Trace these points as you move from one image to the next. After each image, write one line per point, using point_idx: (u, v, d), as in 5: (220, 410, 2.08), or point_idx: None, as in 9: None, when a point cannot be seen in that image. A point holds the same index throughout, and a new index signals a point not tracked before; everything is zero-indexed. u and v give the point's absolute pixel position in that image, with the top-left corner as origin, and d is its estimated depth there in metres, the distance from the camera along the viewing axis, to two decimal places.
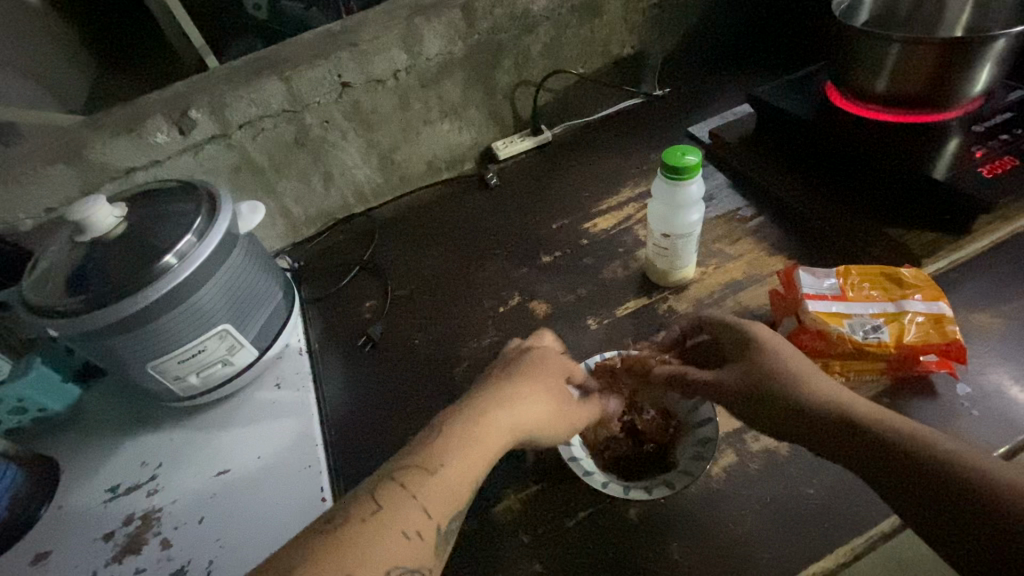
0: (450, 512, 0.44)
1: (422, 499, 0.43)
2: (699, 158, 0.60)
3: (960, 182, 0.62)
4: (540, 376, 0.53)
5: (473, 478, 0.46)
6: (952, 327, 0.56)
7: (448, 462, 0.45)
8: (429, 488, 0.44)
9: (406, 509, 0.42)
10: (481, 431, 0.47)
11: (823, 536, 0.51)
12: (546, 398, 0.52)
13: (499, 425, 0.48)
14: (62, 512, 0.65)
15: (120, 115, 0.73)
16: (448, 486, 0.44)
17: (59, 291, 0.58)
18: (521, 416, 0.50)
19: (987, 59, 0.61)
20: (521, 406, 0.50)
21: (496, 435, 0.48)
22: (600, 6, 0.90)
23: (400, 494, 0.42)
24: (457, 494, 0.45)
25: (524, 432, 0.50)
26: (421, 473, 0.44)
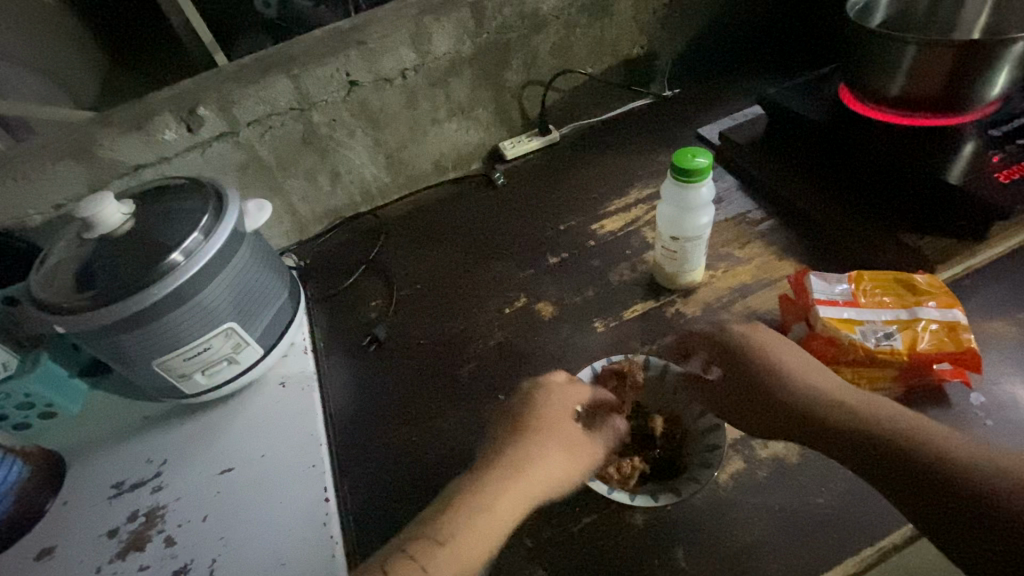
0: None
1: (434, 572, 0.43)
2: (710, 160, 0.60)
3: (978, 189, 0.61)
4: (548, 436, 0.53)
5: (484, 550, 0.46)
6: (967, 335, 0.55)
7: (457, 533, 0.46)
8: (442, 559, 0.44)
9: None
10: (492, 503, 0.48)
11: (832, 546, 0.50)
12: (555, 461, 0.52)
13: (506, 494, 0.49)
14: (67, 508, 0.65)
15: (128, 112, 0.73)
16: (460, 557, 0.45)
17: (67, 289, 0.58)
18: (532, 483, 0.50)
19: (1005, 62, 0.60)
20: (529, 472, 0.51)
21: (506, 505, 0.48)
22: (610, 6, 0.90)
23: (413, 569, 0.43)
24: (469, 567, 0.45)
25: (535, 494, 0.50)
26: (433, 545, 0.45)
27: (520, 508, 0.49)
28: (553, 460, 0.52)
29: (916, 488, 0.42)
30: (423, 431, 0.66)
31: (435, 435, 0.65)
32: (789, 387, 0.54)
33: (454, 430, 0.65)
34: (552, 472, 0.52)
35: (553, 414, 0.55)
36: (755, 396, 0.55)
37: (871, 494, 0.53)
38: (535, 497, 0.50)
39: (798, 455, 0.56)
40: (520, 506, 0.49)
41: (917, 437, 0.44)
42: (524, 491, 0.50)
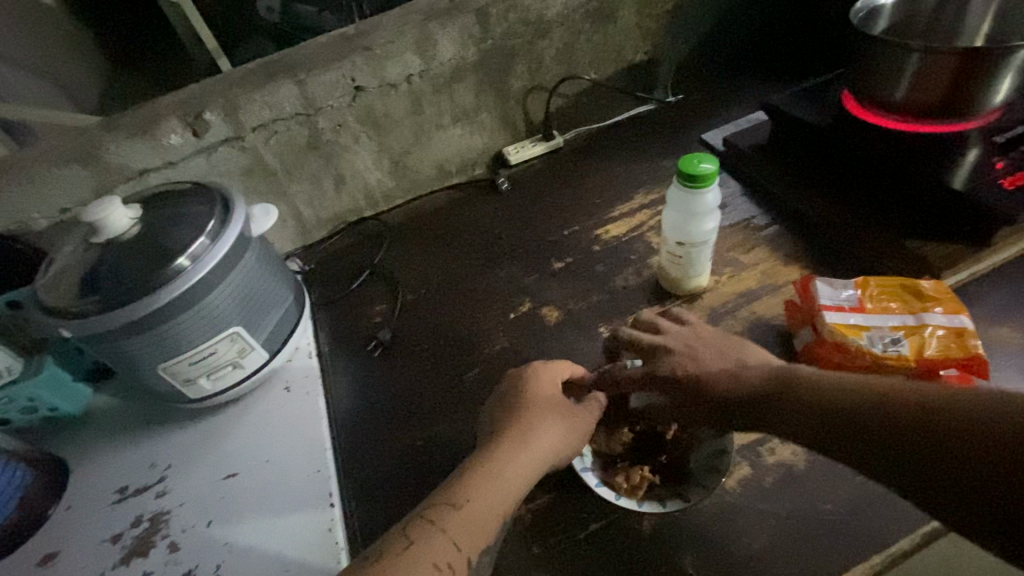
0: (481, 544, 0.46)
1: (451, 533, 0.45)
2: (715, 166, 0.60)
3: (983, 196, 0.61)
4: (544, 405, 0.54)
5: (498, 510, 0.48)
6: (974, 341, 0.55)
7: (472, 495, 0.47)
8: (456, 521, 0.46)
9: (436, 542, 0.44)
10: (501, 466, 0.50)
11: (841, 553, 0.50)
12: (558, 424, 0.53)
13: (514, 456, 0.50)
14: (70, 512, 0.65)
15: (134, 116, 0.74)
16: (473, 519, 0.46)
17: (73, 293, 0.58)
18: (537, 445, 0.52)
19: (1009, 68, 0.60)
20: (531, 437, 0.52)
21: (512, 468, 0.50)
22: (614, 12, 0.90)
23: (431, 530, 0.45)
24: (482, 527, 0.46)
25: (541, 456, 0.51)
26: (447, 508, 0.46)
27: (529, 471, 0.50)
28: (553, 425, 0.53)
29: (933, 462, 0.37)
30: (429, 436, 0.66)
31: (441, 440, 0.65)
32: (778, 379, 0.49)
33: (460, 436, 0.65)
34: (555, 437, 0.53)
35: (542, 386, 0.56)
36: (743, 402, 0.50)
37: (879, 500, 0.52)
38: (544, 461, 0.52)
39: (805, 461, 0.56)
40: (530, 470, 0.50)
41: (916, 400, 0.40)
42: (529, 454, 0.51)
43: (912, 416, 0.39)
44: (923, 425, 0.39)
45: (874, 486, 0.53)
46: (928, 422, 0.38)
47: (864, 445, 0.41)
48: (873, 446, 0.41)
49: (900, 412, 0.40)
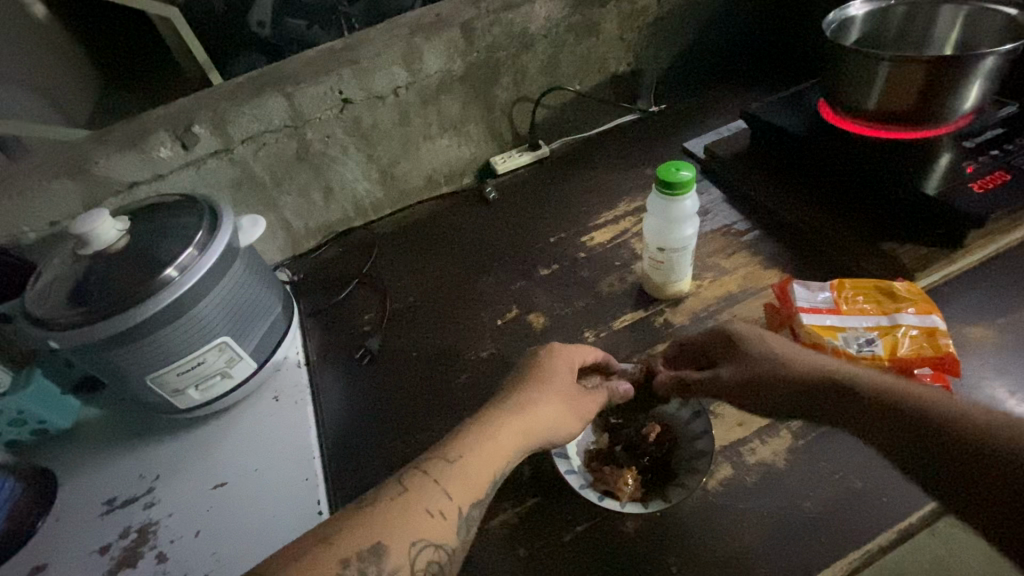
0: (471, 497, 0.48)
1: (443, 483, 0.48)
2: (693, 173, 0.61)
3: (952, 199, 0.63)
4: (550, 375, 0.56)
5: (491, 468, 0.50)
6: (945, 340, 0.57)
7: (465, 453, 0.50)
8: (448, 475, 0.48)
9: (428, 491, 0.47)
10: (498, 430, 0.51)
11: (820, 550, 0.51)
12: (559, 397, 0.55)
13: (512, 423, 0.52)
14: (58, 524, 0.65)
15: (123, 130, 0.75)
16: (465, 472, 0.49)
17: (61, 304, 0.59)
18: (535, 415, 0.53)
19: (976, 76, 0.62)
20: (533, 403, 0.53)
21: (508, 431, 0.51)
22: (597, 25, 0.92)
23: (423, 479, 0.48)
24: (475, 482, 0.49)
25: (541, 422, 0.53)
26: (442, 462, 0.49)
27: (526, 436, 0.52)
28: (556, 394, 0.55)
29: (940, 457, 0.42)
30: (416, 441, 0.67)
31: (429, 445, 0.66)
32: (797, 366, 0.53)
33: None
34: (557, 406, 0.54)
35: (555, 357, 0.58)
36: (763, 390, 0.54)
37: (858, 497, 0.53)
38: (541, 432, 0.53)
39: (785, 461, 0.57)
40: (528, 435, 0.52)
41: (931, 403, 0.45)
42: (529, 420, 0.52)
43: (921, 420, 0.44)
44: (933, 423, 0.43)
45: (853, 483, 0.54)
46: (938, 428, 0.43)
47: (877, 433, 0.46)
48: (888, 435, 0.45)
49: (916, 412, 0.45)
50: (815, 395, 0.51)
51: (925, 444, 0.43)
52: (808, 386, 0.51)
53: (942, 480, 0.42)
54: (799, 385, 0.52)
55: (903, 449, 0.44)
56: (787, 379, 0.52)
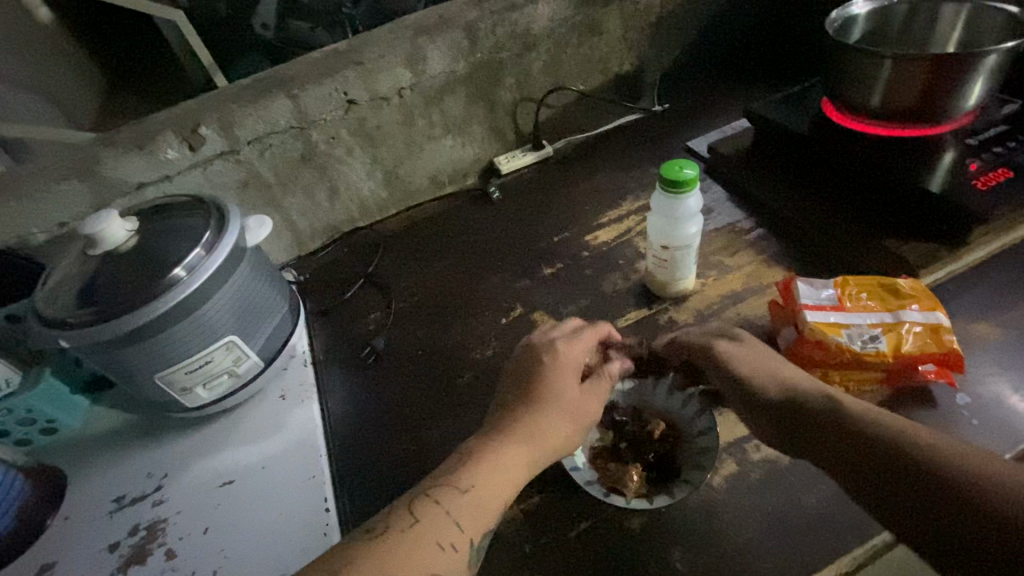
0: (483, 529, 0.47)
1: (454, 515, 0.47)
2: (697, 171, 0.62)
3: (957, 195, 0.63)
4: (562, 397, 0.56)
5: (502, 497, 0.49)
6: (949, 336, 0.57)
7: (475, 481, 0.49)
8: (460, 505, 0.47)
9: (440, 523, 0.46)
10: (508, 457, 0.51)
11: (824, 545, 0.51)
12: (566, 420, 0.55)
13: (522, 449, 0.52)
14: (68, 523, 0.65)
15: (131, 132, 0.75)
16: (477, 503, 0.48)
17: (71, 304, 0.60)
18: (544, 439, 0.53)
19: (979, 73, 0.62)
20: (544, 429, 0.53)
21: (521, 458, 0.51)
22: (599, 25, 0.92)
23: (434, 510, 0.47)
24: (488, 513, 0.48)
25: (551, 449, 0.53)
26: (453, 491, 0.48)
27: (536, 465, 0.52)
28: (568, 420, 0.55)
29: (887, 483, 0.42)
30: (422, 439, 0.67)
31: (435, 443, 0.66)
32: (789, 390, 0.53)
33: (454, 439, 0.66)
34: (568, 433, 0.55)
35: (565, 374, 0.57)
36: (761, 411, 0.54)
37: None
38: (548, 456, 0.53)
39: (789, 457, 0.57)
40: (539, 463, 0.52)
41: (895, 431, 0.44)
42: (541, 447, 0.53)
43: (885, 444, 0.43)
44: (887, 448, 0.43)
45: None
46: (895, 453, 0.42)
47: (839, 461, 0.46)
48: (847, 462, 0.45)
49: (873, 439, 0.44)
50: (793, 420, 0.51)
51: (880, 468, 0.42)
52: (794, 408, 0.52)
53: (887, 507, 0.41)
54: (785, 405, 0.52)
55: (857, 476, 0.44)
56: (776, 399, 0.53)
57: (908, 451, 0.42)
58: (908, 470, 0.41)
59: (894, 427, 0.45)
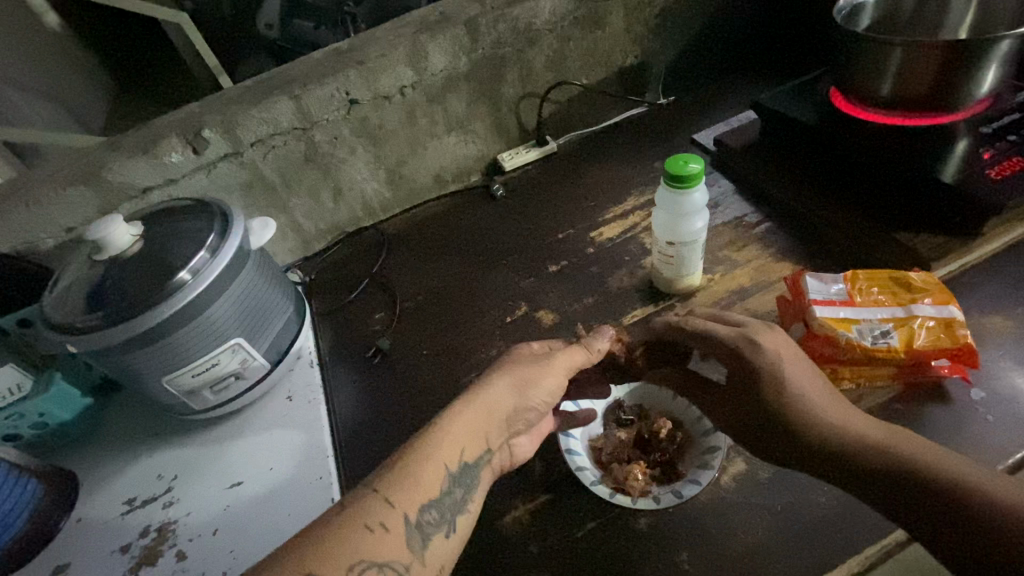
0: (419, 502, 0.47)
1: (386, 494, 0.46)
2: (701, 166, 0.61)
3: (969, 184, 0.62)
4: (513, 360, 0.57)
5: (440, 466, 0.49)
6: (962, 331, 0.56)
7: (411, 457, 0.49)
8: (393, 483, 0.47)
9: (372, 505, 0.45)
10: (451, 426, 0.51)
11: (836, 545, 0.50)
12: (516, 374, 0.55)
13: (469, 413, 0.52)
14: (81, 525, 0.66)
15: (136, 136, 0.76)
16: (412, 476, 0.48)
17: (78, 310, 0.60)
18: (492, 399, 0.53)
19: (992, 59, 0.60)
20: (483, 395, 0.53)
21: (459, 426, 0.51)
22: (602, 18, 0.91)
23: (368, 494, 0.46)
24: (424, 484, 0.48)
25: (495, 413, 0.53)
26: (385, 472, 0.48)
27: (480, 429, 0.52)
28: (508, 381, 0.54)
29: (906, 504, 0.42)
30: None
31: None
32: (777, 379, 0.51)
33: None
34: (509, 391, 0.54)
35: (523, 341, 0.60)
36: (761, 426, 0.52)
37: None
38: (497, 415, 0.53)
39: None
40: (478, 428, 0.52)
41: (903, 448, 0.44)
42: (482, 411, 0.52)
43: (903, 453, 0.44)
44: (909, 469, 0.43)
45: None
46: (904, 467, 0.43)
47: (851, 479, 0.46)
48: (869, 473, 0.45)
49: (885, 459, 0.44)
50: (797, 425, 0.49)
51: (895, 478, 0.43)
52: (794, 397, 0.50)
53: (915, 516, 0.41)
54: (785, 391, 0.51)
55: (876, 497, 0.44)
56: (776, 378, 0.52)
57: (915, 466, 0.43)
58: (936, 490, 0.41)
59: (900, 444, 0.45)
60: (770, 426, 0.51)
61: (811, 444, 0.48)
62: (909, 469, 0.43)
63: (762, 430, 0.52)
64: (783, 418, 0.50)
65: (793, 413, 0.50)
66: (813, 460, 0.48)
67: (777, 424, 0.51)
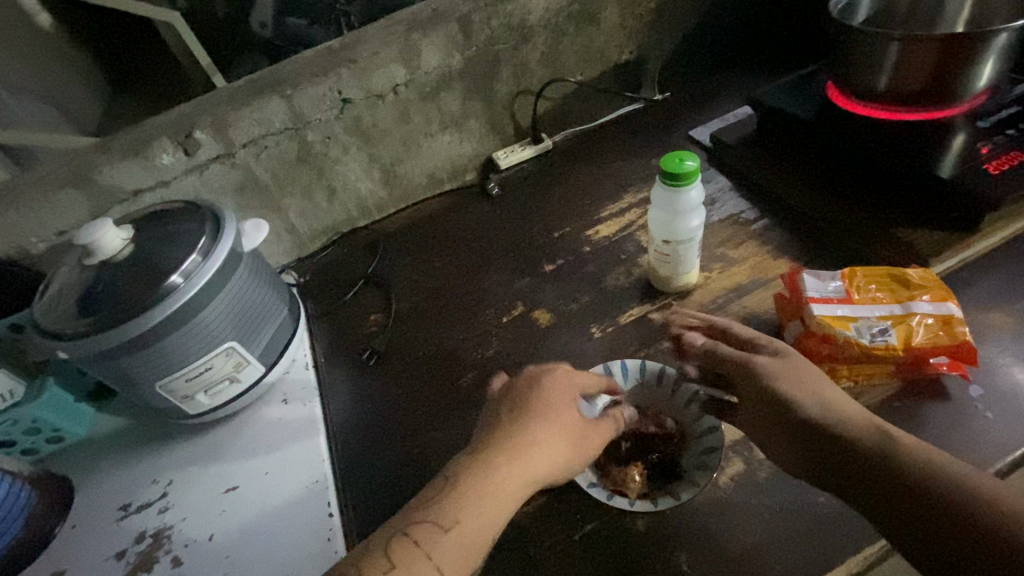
0: (467, 571, 0.45)
1: (438, 561, 0.44)
2: (698, 164, 0.60)
3: (967, 179, 0.61)
4: (548, 405, 0.54)
5: (490, 533, 0.47)
6: (962, 328, 0.55)
7: (461, 521, 0.46)
8: (442, 547, 0.45)
9: (420, 568, 0.43)
10: (497, 488, 0.48)
11: (835, 545, 0.50)
12: (561, 432, 0.52)
13: (513, 474, 0.49)
14: (76, 531, 0.65)
15: (126, 138, 0.75)
16: (464, 544, 0.45)
17: (70, 316, 0.59)
18: (536, 461, 0.50)
19: (990, 52, 0.60)
20: (523, 455, 0.50)
21: (511, 490, 0.49)
22: (596, 13, 0.90)
23: (413, 553, 0.44)
24: (470, 547, 0.46)
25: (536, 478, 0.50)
26: (435, 532, 0.45)
27: (528, 494, 0.50)
28: (561, 444, 0.52)
29: (892, 498, 0.41)
30: (427, 440, 0.67)
31: (439, 445, 0.66)
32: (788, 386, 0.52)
33: (456, 441, 0.66)
34: (562, 454, 0.52)
35: (553, 383, 0.56)
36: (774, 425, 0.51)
37: None
38: (539, 480, 0.50)
39: None
40: (529, 490, 0.50)
41: (902, 459, 0.43)
42: (527, 471, 0.50)
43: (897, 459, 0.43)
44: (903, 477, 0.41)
45: None
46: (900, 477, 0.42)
47: (851, 478, 0.45)
48: (863, 483, 0.44)
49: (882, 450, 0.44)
50: (803, 435, 0.49)
51: (889, 485, 0.42)
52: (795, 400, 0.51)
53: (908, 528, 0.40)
54: (795, 396, 0.51)
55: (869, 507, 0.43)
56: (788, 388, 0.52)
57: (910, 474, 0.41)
58: (929, 501, 0.39)
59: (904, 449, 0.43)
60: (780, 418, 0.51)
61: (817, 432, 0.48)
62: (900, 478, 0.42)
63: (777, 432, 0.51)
64: (789, 425, 0.50)
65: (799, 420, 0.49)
66: (818, 460, 0.47)
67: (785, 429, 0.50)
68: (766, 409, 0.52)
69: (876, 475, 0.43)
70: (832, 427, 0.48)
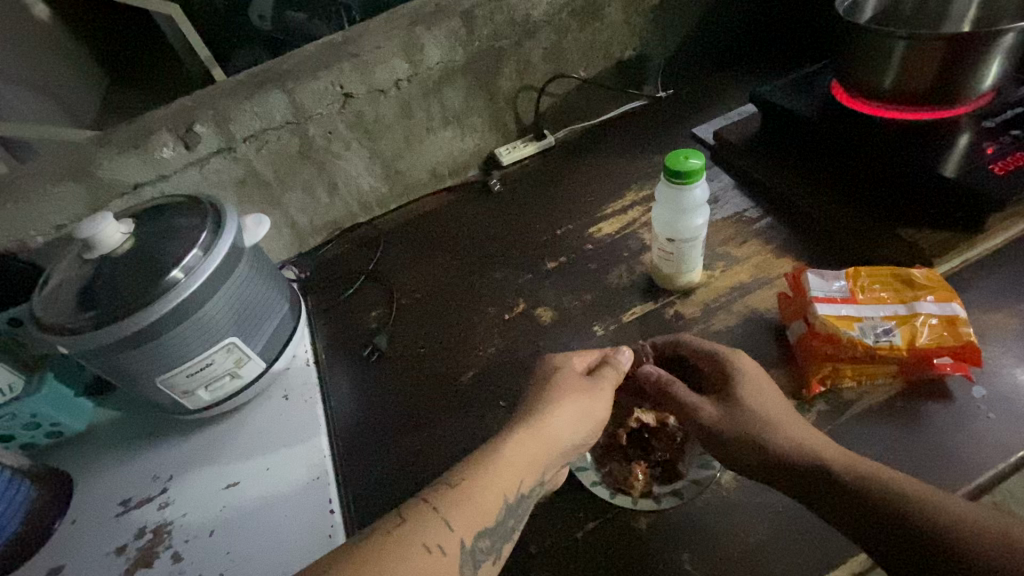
0: (477, 528, 0.45)
1: (445, 513, 0.44)
2: (703, 161, 0.60)
3: (972, 179, 0.61)
4: (564, 388, 0.55)
5: (498, 494, 0.47)
6: (966, 329, 0.55)
7: (467, 478, 0.47)
8: (453, 504, 0.45)
9: (431, 523, 0.43)
10: (510, 453, 0.49)
11: (837, 544, 0.50)
12: (572, 405, 0.53)
13: (526, 443, 0.50)
14: (76, 526, 0.65)
15: (126, 131, 0.74)
16: (470, 500, 0.46)
17: (70, 309, 0.59)
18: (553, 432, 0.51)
19: (997, 51, 0.59)
20: (540, 422, 0.51)
21: (515, 453, 0.49)
22: (600, 9, 0.89)
23: (425, 509, 0.44)
24: (481, 508, 0.46)
25: (550, 450, 0.51)
26: (444, 489, 0.46)
27: (537, 460, 0.50)
28: (564, 411, 0.53)
29: (870, 517, 0.42)
30: (428, 437, 0.67)
31: (441, 443, 0.66)
32: (759, 411, 0.52)
33: (457, 439, 0.66)
34: (568, 421, 0.52)
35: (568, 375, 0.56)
36: (739, 444, 0.51)
37: None
38: (551, 453, 0.51)
39: None
40: (537, 455, 0.50)
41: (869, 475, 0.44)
42: (539, 441, 0.50)
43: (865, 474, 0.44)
44: (868, 496, 0.43)
45: None
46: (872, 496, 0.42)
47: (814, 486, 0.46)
48: (832, 501, 0.45)
49: (867, 487, 0.43)
50: (768, 459, 0.49)
51: (858, 500, 0.43)
52: (773, 420, 0.51)
53: (883, 537, 0.41)
54: (770, 420, 0.51)
55: (844, 518, 0.44)
56: (758, 407, 0.52)
57: (880, 490, 0.43)
58: (897, 513, 0.41)
59: (865, 467, 0.45)
60: (752, 452, 0.50)
61: (798, 472, 0.47)
62: (869, 496, 0.43)
63: (744, 451, 0.50)
64: (758, 444, 0.50)
65: (771, 445, 0.49)
66: (790, 479, 0.48)
67: (750, 452, 0.50)
68: (728, 431, 0.52)
69: (846, 490, 0.44)
70: (795, 451, 0.48)
